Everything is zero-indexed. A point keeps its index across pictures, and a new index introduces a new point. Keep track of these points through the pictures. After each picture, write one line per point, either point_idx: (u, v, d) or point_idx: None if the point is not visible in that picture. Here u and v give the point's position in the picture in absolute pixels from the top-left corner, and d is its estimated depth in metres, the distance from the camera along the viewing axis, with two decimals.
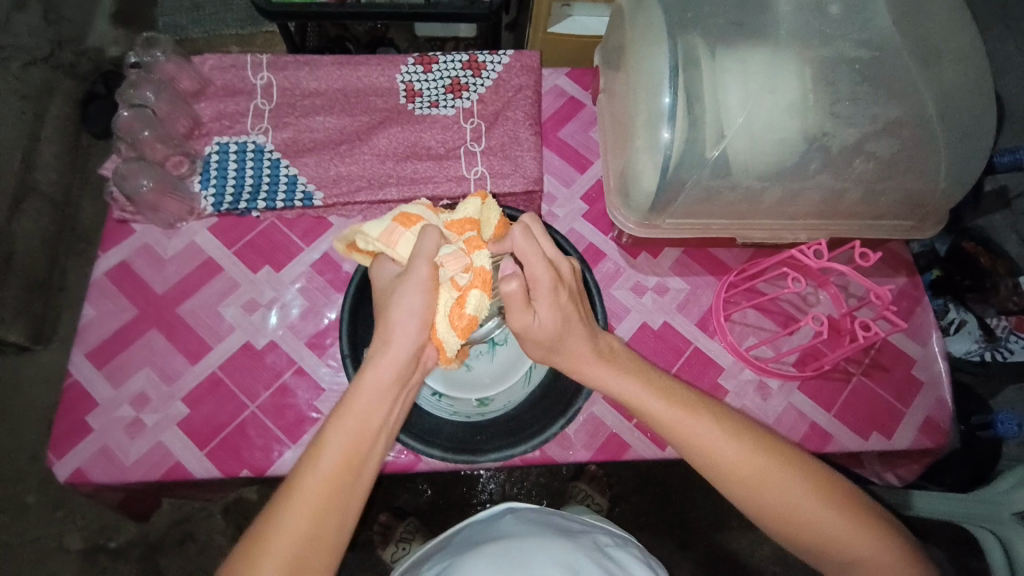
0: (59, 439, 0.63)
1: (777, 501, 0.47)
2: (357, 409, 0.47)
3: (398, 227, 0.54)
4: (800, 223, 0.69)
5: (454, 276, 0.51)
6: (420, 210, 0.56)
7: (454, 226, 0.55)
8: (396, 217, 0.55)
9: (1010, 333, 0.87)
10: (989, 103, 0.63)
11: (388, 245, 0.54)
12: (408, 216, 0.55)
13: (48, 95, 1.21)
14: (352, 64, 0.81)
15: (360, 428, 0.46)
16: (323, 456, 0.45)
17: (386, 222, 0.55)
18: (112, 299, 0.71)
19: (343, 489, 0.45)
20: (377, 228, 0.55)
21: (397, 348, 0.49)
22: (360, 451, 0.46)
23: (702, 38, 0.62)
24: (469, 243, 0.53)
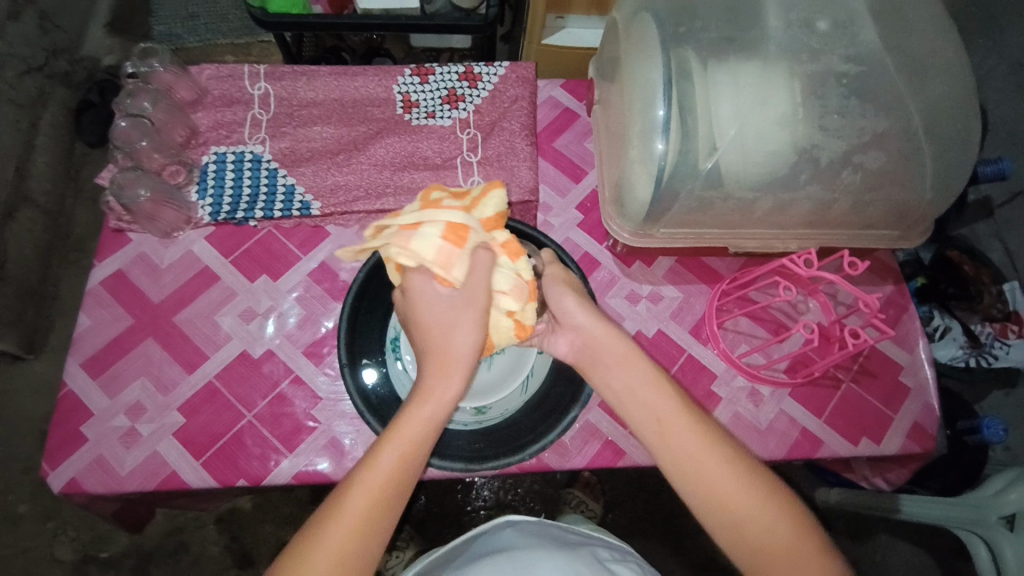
0: (55, 449, 0.63)
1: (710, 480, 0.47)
2: (409, 434, 0.47)
3: (453, 248, 0.49)
4: (790, 233, 0.70)
5: (508, 300, 0.53)
6: (464, 217, 0.50)
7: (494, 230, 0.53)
8: (447, 234, 0.49)
9: (994, 340, 0.89)
10: (972, 115, 0.65)
11: (444, 270, 0.49)
12: (459, 232, 0.49)
13: (43, 104, 1.21)
14: (349, 74, 0.82)
15: (412, 454, 0.47)
16: (374, 476, 0.45)
17: (439, 242, 0.49)
18: (107, 308, 0.70)
19: (390, 513, 0.45)
20: (427, 248, 0.49)
21: (451, 374, 0.50)
22: (416, 455, 0.47)
23: (694, 52, 0.64)
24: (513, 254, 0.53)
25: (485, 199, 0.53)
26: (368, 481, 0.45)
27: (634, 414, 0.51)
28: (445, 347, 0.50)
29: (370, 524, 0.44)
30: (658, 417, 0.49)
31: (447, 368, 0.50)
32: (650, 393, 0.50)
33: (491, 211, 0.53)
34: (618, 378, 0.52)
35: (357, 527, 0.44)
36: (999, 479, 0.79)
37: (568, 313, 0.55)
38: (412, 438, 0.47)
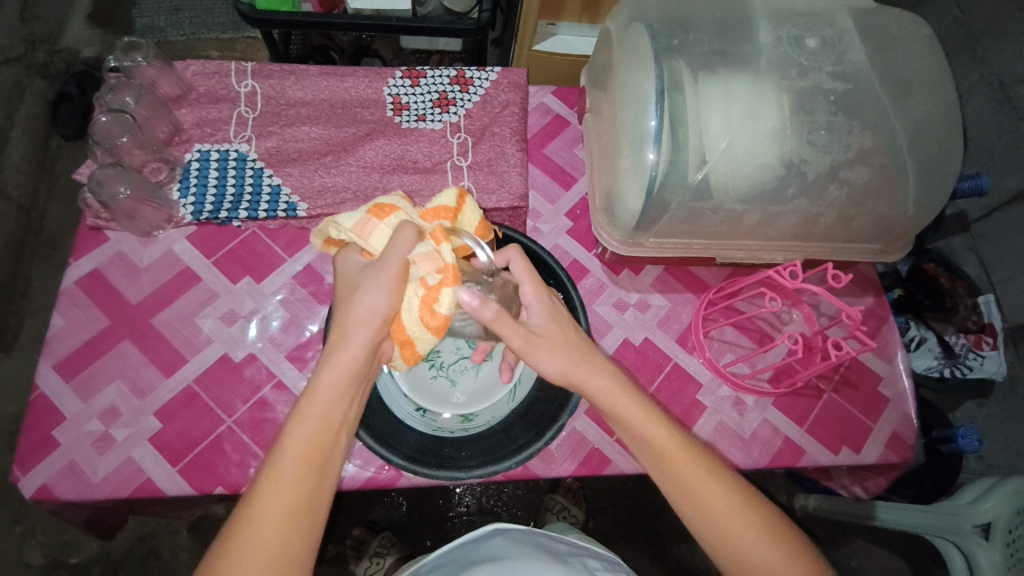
0: (24, 454, 0.60)
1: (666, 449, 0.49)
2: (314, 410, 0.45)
3: (372, 219, 0.52)
4: (777, 245, 0.71)
5: (419, 277, 0.49)
6: (395, 201, 0.55)
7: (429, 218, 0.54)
8: (370, 209, 0.53)
9: (968, 351, 0.91)
10: (954, 134, 0.66)
11: (360, 237, 0.52)
12: (382, 208, 0.53)
13: (19, 95, 1.18)
14: (339, 74, 0.81)
15: (319, 428, 0.45)
16: (284, 461, 0.44)
17: (360, 214, 0.53)
18: (82, 309, 0.68)
19: (310, 497, 0.44)
20: (349, 219, 0.53)
21: (356, 342, 0.47)
22: (321, 449, 0.45)
23: (687, 64, 0.64)
24: (433, 232, 0.51)
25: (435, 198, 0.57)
26: (278, 466, 0.44)
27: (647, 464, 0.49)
28: (347, 314, 0.48)
29: (291, 508, 0.43)
30: (671, 472, 0.48)
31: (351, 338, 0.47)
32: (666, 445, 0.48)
33: (434, 204, 0.55)
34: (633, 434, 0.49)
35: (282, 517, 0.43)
36: (974, 488, 0.81)
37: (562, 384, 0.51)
38: (316, 412, 0.45)
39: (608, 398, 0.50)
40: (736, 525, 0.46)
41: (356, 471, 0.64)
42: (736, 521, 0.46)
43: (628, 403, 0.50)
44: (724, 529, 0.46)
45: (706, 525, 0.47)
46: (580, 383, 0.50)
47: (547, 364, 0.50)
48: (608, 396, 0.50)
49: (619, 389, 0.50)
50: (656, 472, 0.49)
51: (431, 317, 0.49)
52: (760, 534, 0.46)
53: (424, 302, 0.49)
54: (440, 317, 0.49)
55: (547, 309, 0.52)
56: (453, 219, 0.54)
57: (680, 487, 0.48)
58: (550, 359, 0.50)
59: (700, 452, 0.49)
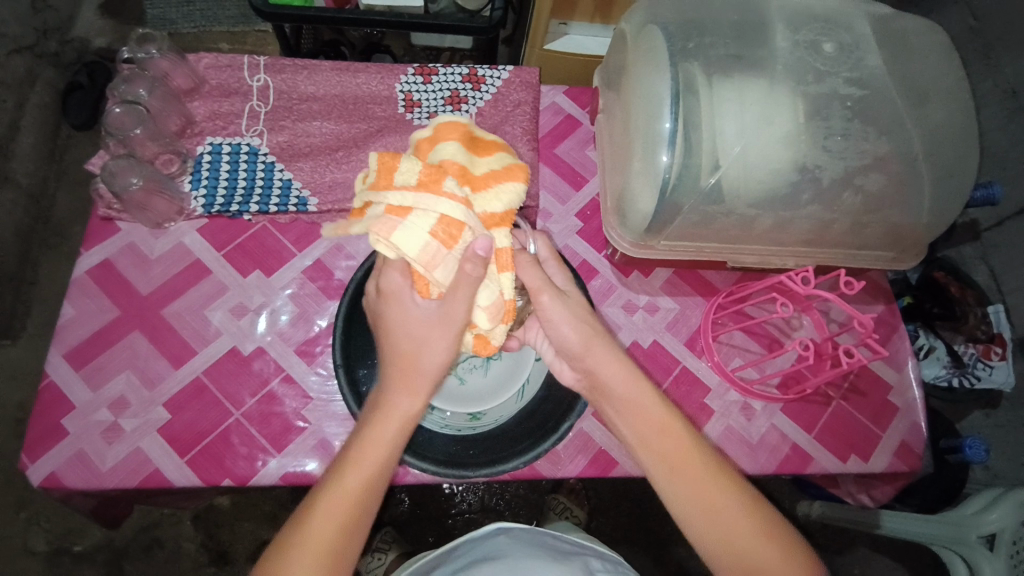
0: (33, 442, 0.61)
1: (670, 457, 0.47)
2: (370, 459, 0.46)
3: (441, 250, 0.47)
4: (789, 251, 0.71)
5: (486, 318, 0.52)
6: (460, 212, 0.48)
7: (493, 228, 0.52)
8: (435, 230, 0.48)
9: (977, 360, 0.90)
10: (971, 143, 0.66)
11: (426, 269, 0.49)
12: (448, 233, 0.48)
13: (30, 84, 1.19)
14: (351, 70, 0.81)
15: (372, 478, 0.46)
16: (337, 506, 0.44)
17: (425, 238, 0.48)
18: (92, 299, 0.68)
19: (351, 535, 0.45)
20: (411, 241, 0.48)
21: (417, 393, 0.49)
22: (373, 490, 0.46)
23: (702, 67, 0.64)
24: (498, 258, 0.51)
25: (489, 184, 0.52)
26: (333, 502, 0.44)
27: (650, 463, 0.48)
28: (414, 356, 0.49)
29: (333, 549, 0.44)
30: (675, 471, 0.47)
31: (409, 388, 0.49)
32: (670, 442, 0.48)
33: (494, 206, 0.51)
34: (639, 429, 0.49)
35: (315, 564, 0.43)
36: (981, 497, 0.80)
37: (576, 357, 0.52)
38: (373, 464, 0.46)
39: (619, 381, 0.50)
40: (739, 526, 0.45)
41: None
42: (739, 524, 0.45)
43: (639, 390, 0.50)
44: (727, 531, 0.45)
45: (707, 527, 0.45)
46: (592, 358, 0.51)
47: (568, 330, 0.52)
48: (620, 376, 0.50)
49: (627, 372, 0.50)
50: (660, 472, 0.48)
51: (487, 348, 0.55)
52: (763, 539, 0.45)
53: (486, 336, 0.54)
54: (495, 349, 0.55)
55: (571, 283, 0.57)
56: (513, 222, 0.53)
57: (685, 487, 0.47)
58: (568, 308, 0.52)
59: (705, 450, 0.48)
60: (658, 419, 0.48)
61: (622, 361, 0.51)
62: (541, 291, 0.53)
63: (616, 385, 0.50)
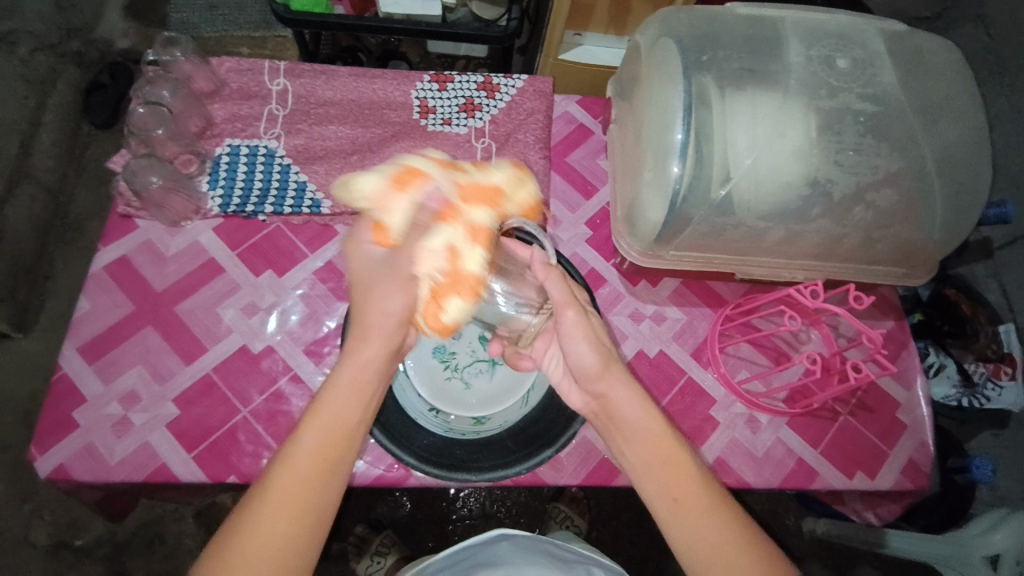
0: (45, 433, 0.62)
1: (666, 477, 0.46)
2: (326, 410, 0.44)
3: (393, 189, 0.50)
4: (798, 265, 0.71)
5: (432, 271, 0.48)
6: (428, 165, 0.51)
7: (466, 201, 0.51)
8: (394, 176, 0.51)
9: (987, 380, 0.89)
10: (985, 161, 0.66)
11: (381, 212, 0.50)
12: (405, 180, 0.50)
13: (52, 83, 1.22)
14: (368, 76, 0.82)
15: (331, 427, 0.44)
16: (295, 463, 0.42)
17: (381, 180, 0.51)
18: (108, 294, 0.70)
19: (318, 492, 0.42)
20: (369, 184, 0.51)
21: (379, 342, 0.47)
22: (336, 444, 0.44)
23: (714, 80, 0.65)
24: (455, 216, 0.50)
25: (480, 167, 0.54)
26: (290, 462, 0.42)
27: (654, 498, 0.46)
28: (368, 310, 0.47)
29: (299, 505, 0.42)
30: (682, 507, 0.45)
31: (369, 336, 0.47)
32: (679, 475, 0.46)
33: (478, 181, 0.52)
34: (648, 460, 0.47)
35: (282, 521, 0.41)
36: (988, 519, 0.80)
37: (590, 379, 0.51)
38: (329, 413, 0.44)
39: (631, 408, 0.48)
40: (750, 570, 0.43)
41: (365, 469, 0.64)
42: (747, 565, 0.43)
43: (653, 422, 0.48)
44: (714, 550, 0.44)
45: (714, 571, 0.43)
46: (607, 383, 0.50)
47: (585, 348, 0.51)
48: (633, 405, 0.49)
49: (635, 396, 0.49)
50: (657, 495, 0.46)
51: (441, 322, 0.49)
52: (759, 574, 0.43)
53: (440, 303, 0.49)
54: (449, 324, 0.50)
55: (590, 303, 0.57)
56: (496, 200, 0.52)
57: (692, 526, 0.44)
58: (588, 326, 0.52)
59: (715, 487, 0.46)
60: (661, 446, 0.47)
61: (636, 392, 0.50)
62: (566, 306, 0.52)
63: (628, 416, 0.49)
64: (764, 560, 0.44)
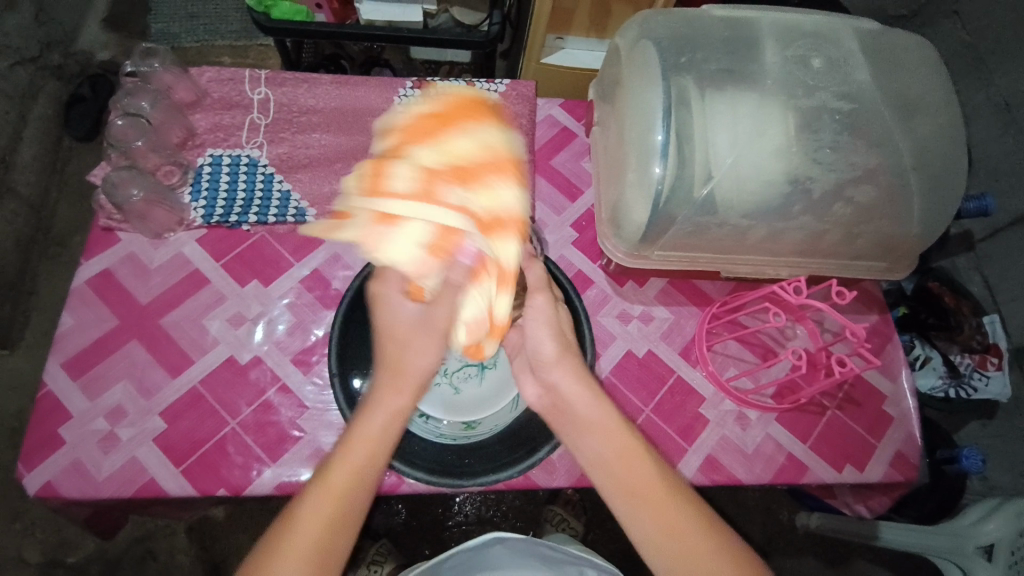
0: (30, 451, 0.61)
1: (621, 465, 0.48)
2: (361, 441, 0.49)
3: (425, 258, 0.54)
4: (782, 261, 0.72)
5: (472, 326, 0.56)
6: (454, 221, 0.53)
7: (488, 241, 0.54)
8: (422, 244, 0.54)
9: (973, 371, 0.91)
10: (961, 154, 0.67)
11: (417, 279, 0.55)
12: (436, 246, 0.53)
13: (33, 96, 1.21)
14: (350, 83, 0.82)
15: (364, 458, 0.48)
16: (331, 486, 0.47)
17: (407, 250, 0.53)
18: (92, 308, 0.69)
19: (349, 513, 0.47)
20: (398, 251, 0.54)
21: (409, 389, 0.52)
22: (367, 470, 0.48)
23: (694, 81, 0.65)
24: (478, 269, 0.54)
25: (492, 184, 0.54)
26: (328, 485, 0.46)
27: (609, 490, 0.48)
28: (402, 357, 0.53)
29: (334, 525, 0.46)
30: (638, 496, 0.47)
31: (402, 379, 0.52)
32: (633, 465, 0.48)
33: (494, 218, 0.54)
34: (602, 451, 0.49)
35: (314, 541, 0.45)
36: (978, 508, 0.81)
37: (547, 368, 0.54)
38: (362, 444, 0.48)
39: (584, 400, 0.51)
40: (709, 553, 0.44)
41: None
42: (706, 549, 0.45)
43: (605, 413, 0.50)
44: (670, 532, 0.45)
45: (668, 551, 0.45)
46: (561, 371, 0.53)
47: (546, 337, 0.55)
48: (585, 397, 0.51)
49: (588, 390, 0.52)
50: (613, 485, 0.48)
51: (481, 353, 0.60)
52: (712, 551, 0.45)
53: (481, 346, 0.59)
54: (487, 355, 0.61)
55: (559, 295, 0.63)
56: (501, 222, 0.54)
57: (648, 513, 0.46)
58: (554, 315, 0.56)
59: (670, 475, 0.48)
60: (616, 433, 0.49)
61: (587, 384, 0.52)
62: (537, 291, 0.57)
63: (581, 408, 0.51)
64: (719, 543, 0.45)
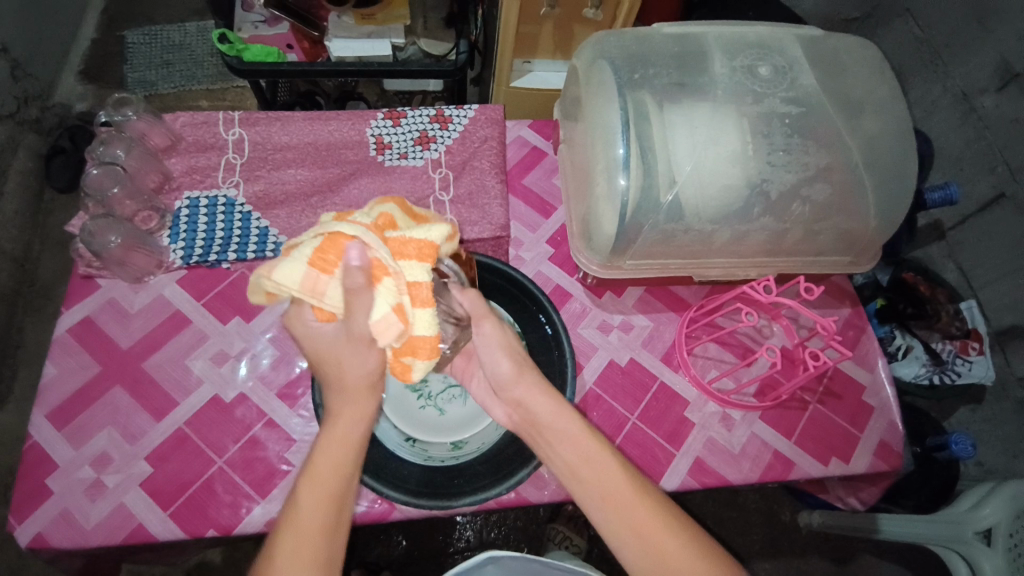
0: (18, 504, 0.61)
1: (588, 471, 0.50)
2: (302, 531, 0.45)
3: (319, 273, 0.48)
4: (750, 262, 0.74)
5: (390, 340, 0.49)
6: (351, 228, 0.48)
7: (402, 258, 0.49)
8: (313, 259, 0.48)
9: (956, 357, 0.94)
10: (909, 149, 0.69)
11: (315, 296, 0.48)
12: (326, 256, 0.48)
13: (13, 151, 1.22)
14: (324, 119, 0.84)
15: (326, 522, 0.46)
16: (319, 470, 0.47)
17: (302, 268, 0.48)
18: (75, 356, 0.69)
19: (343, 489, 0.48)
20: (292, 275, 0.48)
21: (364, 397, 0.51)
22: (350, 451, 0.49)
23: (650, 95, 0.68)
24: (384, 271, 0.48)
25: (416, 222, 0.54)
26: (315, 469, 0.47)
27: (584, 499, 0.51)
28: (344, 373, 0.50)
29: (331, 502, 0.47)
30: (609, 501, 0.49)
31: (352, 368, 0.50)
32: (602, 474, 0.50)
33: (414, 237, 0.50)
34: (570, 458, 0.51)
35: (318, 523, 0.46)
36: (972, 494, 0.82)
37: (507, 387, 0.56)
38: (308, 535, 0.45)
39: (547, 412, 0.53)
40: (681, 551, 0.47)
41: None
42: (672, 539, 0.48)
43: (567, 422, 0.52)
44: (639, 531, 0.48)
45: (640, 549, 0.48)
46: (523, 388, 0.55)
47: (501, 358, 0.56)
48: (550, 410, 0.53)
49: (549, 401, 0.54)
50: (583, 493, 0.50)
51: (407, 375, 0.51)
52: (681, 540, 0.48)
53: (404, 360, 0.51)
54: (415, 376, 0.51)
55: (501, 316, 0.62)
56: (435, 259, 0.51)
57: (617, 514, 0.49)
58: (504, 334, 0.57)
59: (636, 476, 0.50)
60: (583, 440, 0.51)
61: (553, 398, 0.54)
62: (482, 317, 0.56)
63: (547, 420, 0.53)
64: (685, 533, 0.48)
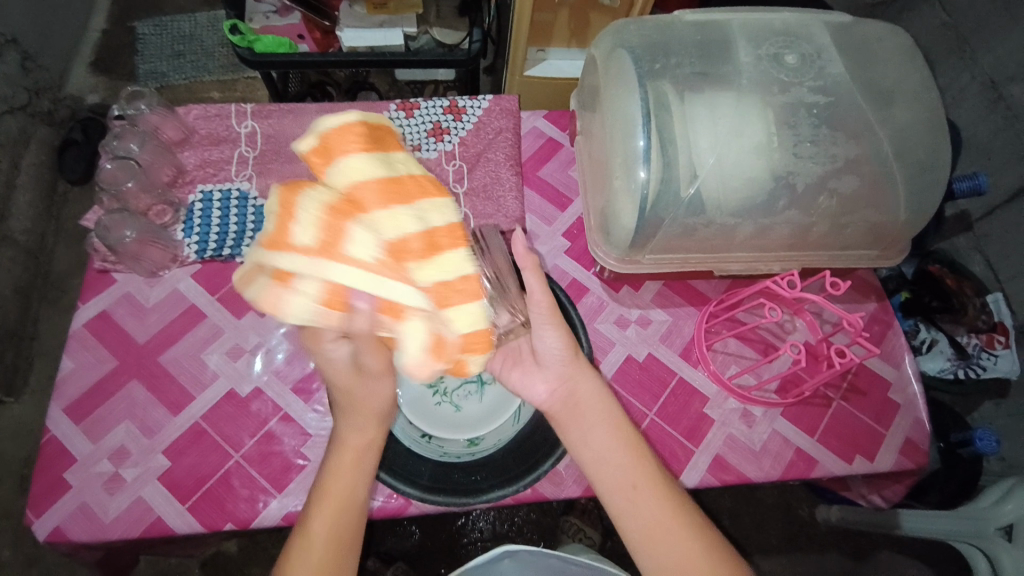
0: (37, 498, 0.61)
1: (622, 457, 0.53)
2: (318, 532, 0.50)
3: (333, 317, 0.42)
4: (774, 256, 0.72)
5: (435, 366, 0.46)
6: (347, 266, 0.40)
7: (421, 271, 0.44)
8: (321, 307, 0.41)
9: (981, 351, 0.91)
10: (942, 139, 0.67)
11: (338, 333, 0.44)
12: (334, 302, 0.41)
13: (25, 143, 1.23)
14: (336, 110, 0.83)
15: (338, 525, 0.50)
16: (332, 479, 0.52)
17: (310, 315, 0.41)
18: (91, 351, 0.69)
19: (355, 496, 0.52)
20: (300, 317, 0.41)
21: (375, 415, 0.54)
22: (359, 460, 0.53)
23: (672, 85, 0.66)
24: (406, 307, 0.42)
25: (401, 186, 0.44)
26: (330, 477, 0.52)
27: (610, 484, 0.52)
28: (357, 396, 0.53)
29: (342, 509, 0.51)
30: (639, 490, 0.51)
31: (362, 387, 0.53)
32: (632, 462, 0.52)
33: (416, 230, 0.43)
34: (607, 441, 0.53)
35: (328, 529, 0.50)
36: (996, 489, 0.80)
37: (559, 368, 0.57)
38: (323, 540, 0.49)
39: (595, 397, 0.56)
40: (696, 552, 0.49)
41: None
42: (684, 536, 0.49)
43: (609, 408, 0.55)
44: (658, 523, 0.50)
45: (657, 538, 0.49)
46: (573, 368, 0.57)
47: (552, 343, 0.57)
48: (598, 395, 0.56)
49: (599, 387, 0.56)
50: (610, 475, 0.52)
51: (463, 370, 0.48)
52: (695, 539, 0.50)
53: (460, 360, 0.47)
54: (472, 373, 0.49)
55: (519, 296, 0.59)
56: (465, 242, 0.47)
57: (643, 505, 0.51)
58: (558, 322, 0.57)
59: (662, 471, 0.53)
60: (623, 427, 0.54)
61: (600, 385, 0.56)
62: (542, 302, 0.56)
63: (594, 402, 0.55)
64: (697, 533, 0.50)
